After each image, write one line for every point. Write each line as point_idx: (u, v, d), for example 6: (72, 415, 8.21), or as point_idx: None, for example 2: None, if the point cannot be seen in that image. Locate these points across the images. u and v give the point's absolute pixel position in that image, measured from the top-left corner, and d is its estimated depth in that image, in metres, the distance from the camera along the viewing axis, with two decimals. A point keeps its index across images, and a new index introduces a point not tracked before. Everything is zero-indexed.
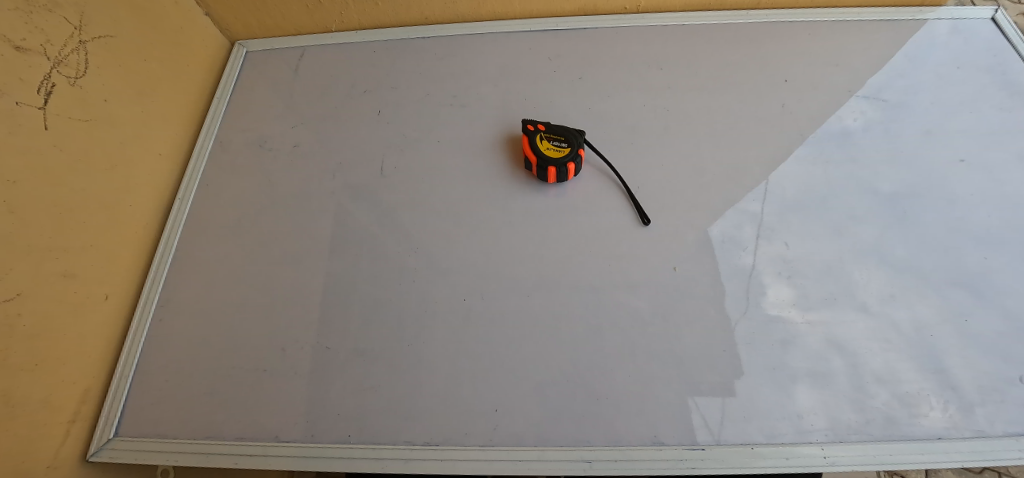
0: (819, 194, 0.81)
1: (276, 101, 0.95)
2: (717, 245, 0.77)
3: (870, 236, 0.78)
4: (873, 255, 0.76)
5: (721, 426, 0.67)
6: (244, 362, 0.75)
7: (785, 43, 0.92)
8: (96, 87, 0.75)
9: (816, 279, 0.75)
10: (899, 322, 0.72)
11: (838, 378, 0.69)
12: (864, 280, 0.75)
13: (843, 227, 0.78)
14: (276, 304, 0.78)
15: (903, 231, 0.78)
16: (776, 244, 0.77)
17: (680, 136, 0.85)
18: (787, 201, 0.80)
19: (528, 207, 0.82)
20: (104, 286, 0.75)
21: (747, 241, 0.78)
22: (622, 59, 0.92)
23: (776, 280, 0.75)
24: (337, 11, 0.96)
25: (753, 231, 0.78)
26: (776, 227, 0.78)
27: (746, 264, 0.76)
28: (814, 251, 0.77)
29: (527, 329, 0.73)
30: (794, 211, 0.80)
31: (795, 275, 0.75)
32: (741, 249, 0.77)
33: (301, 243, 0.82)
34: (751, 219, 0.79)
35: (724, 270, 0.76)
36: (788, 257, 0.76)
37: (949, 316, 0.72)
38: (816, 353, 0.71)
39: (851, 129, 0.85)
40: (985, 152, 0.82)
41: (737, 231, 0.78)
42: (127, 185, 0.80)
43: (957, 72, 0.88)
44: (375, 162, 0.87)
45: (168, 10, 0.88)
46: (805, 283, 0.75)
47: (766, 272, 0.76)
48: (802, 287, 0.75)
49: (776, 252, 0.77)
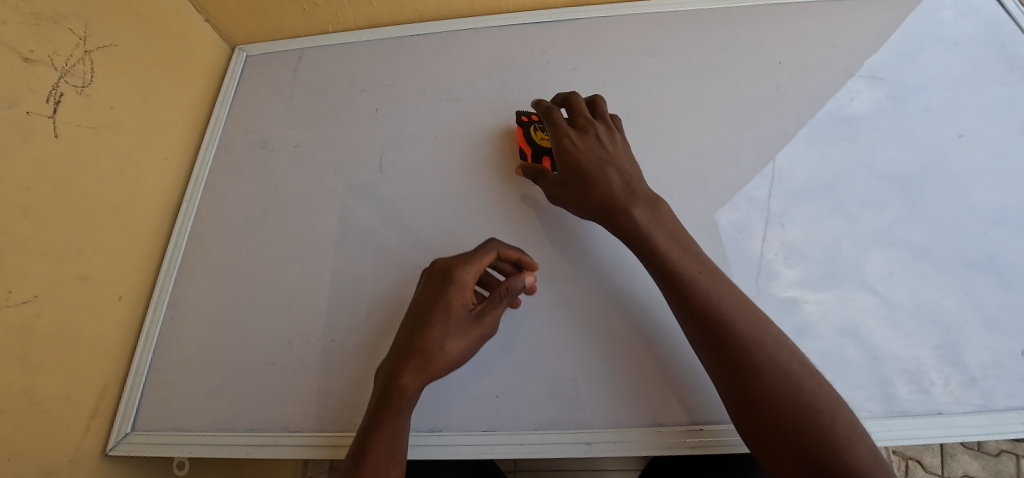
0: (825, 176, 0.80)
1: (276, 103, 0.97)
2: (723, 229, 0.78)
3: (878, 215, 0.77)
4: (881, 234, 0.76)
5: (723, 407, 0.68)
6: (253, 356, 0.77)
7: (779, 25, 0.92)
8: (102, 95, 0.78)
9: (826, 263, 0.75)
10: (906, 299, 0.72)
11: (849, 355, 0.70)
12: (872, 260, 0.75)
13: (850, 206, 0.78)
14: (282, 299, 0.80)
15: (911, 209, 0.77)
16: (784, 231, 0.77)
17: (675, 122, 0.86)
18: (793, 183, 0.80)
19: (526, 197, 0.83)
20: (118, 287, 0.78)
21: (755, 226, 0.78)
22: (615, 49, 0.92)
23: (784, 264, 0.75)
24: (333, 12, 0.98)
25: (759, 214, 0.78)
26: (783, 210, 0.78)
27: (755, 252, 0.76)
28: (821, 232, 0.77)
29: (526, 316, 0.74)
30: (801, 193, 0.79)
31: (803, 257, 0.76)
32: (749, 233, 0.77)
33: (304, 240, 0.84)
34: (757, 203, 0.79)
35: (732, 255, 0.76)
36: (796, 240, 0.77)
37: (958, 291, 0.72)
38: (826, 334, 0.71)
39: (857, 108, 0.85)
40: (985, 127, 0.82)
41: (744, 216, 0.79)
42: (135, 189, 0.82)
43: (956, 47, 0.88)
44: (374, 159, 0.89)
45: (168, 17, 0.90)
46: (814, 265, 0.75)
47: (773, 259, 0.76)
48: (810, 269, 0.75)
49: (784, 237, 0.77)
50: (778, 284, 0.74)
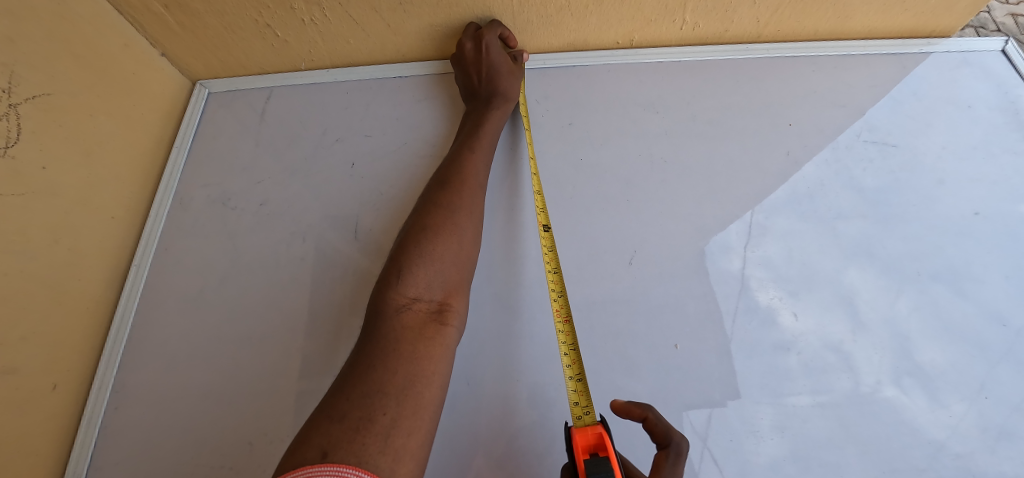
0: (806, 191, 0.79)
1: (241, 153, 0.87)
2: (706, 256, 0.75)
3: (854, 233, 0.77)
4: (862, 256, 0.75)
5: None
6: (206, 457, 0.68)
7: (787, 82, 0.86)
8: (32, 154, 0.68)
9: (799, 288, 0.74)
10: (916, 369, 0.70)
11: (866, 450, 0.66)
12: (850, 283, 0.74)
13: (830, 224, 0.77)
14: (245, 389, 0.71)
15: (932, 288, 0.74)
16: (763, 247, 0.76)
17: (679, 190, 0.79)
18: (767, 200, 0.78)
19: (515, 276, 0.75)
20: (52, 375, 0.68)
21: (733, 245, 0.76)
22: (615, 103, 0.85)
23: (759, 285, 0.73)
24: (305, 50, 0.88)
25: (738, 232, 0.76)
26: (763, 229, 0.77)
27: (733, 272, 0.74)
28: (801, 252, 0.75)
29: (514, 422, 0.68)
30: (779, 210, 0.78)
31: (779, 280, 0.74)
32: (729, 255, 0.75)
33: (268, 320, 0.75)
34: (740, 223, 0.77)
35: (711, 277, 0.74)
36: (773, 260, 0.75)
37: (981, 387, 0.69)
38: (820, 365, 0.70)
39: (866, 172, 0.80)
40: (999, 203, 0.78)
41: (725, 237, 0.76)
42: (73, 259, 0.72)
43: (968, 111, 0.84)
44: (349, 225, 0.80)
45: (115, 55, 0.80)
46: (794, 287, 0.74)
47: (752, 280, 0.74)
48: (789, 292, 0.73)
49: (760, 255, 0.75)
50: (759, 308, 0.72)
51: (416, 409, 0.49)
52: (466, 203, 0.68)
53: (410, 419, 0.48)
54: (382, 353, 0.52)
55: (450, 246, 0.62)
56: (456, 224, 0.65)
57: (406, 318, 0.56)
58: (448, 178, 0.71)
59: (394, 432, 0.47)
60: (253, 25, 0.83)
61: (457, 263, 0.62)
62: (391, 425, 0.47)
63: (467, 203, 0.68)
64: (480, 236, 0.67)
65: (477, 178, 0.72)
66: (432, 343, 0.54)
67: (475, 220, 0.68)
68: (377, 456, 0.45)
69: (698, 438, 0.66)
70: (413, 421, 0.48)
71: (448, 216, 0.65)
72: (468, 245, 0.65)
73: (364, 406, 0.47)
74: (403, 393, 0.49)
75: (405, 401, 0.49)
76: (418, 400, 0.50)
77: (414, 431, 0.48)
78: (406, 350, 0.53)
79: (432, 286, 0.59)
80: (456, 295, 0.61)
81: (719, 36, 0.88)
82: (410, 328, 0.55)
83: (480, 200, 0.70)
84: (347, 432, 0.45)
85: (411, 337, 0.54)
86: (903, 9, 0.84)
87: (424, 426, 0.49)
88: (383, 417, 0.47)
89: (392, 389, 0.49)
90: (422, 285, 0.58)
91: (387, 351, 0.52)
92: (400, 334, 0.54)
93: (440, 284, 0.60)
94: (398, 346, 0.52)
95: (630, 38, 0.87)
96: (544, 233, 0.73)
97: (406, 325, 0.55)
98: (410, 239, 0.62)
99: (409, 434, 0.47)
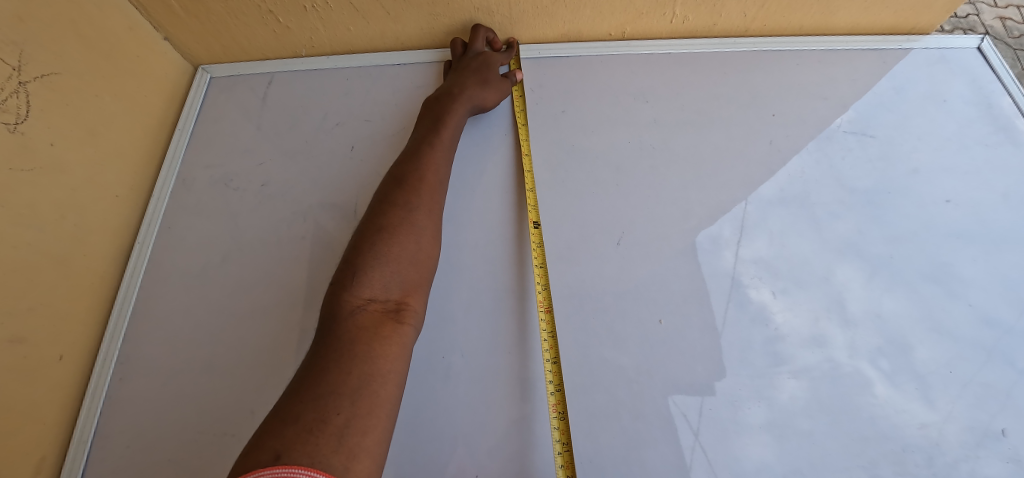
0: (789, 181, 0.82)
1: (243, 136, 0.89)
2: (698, 248, 0.78)
3: (844, 229, 0.80)
4: (847, 249, 0.79)
5: (691, 449, 0.68)
6: (209, 424, 0.71)
7: (772, 74, 0.90)
8: (41, 131, 0.69)
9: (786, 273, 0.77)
10: (885, 346, 0.74)
11: (840, 421, 0.70)
12: (837, 274, 0.77)
13: (821, 221, 0.80)
14: (246, 361, 0.74)
15: (905, 271, 0.77)
16: (753, 243, 0.78)
17: (668, 176, 0.82)
18: (762, 198, 0.81)
19: (509, 256, 0.78)
20: (59, 346, 0.70)
21: (726, 236, 0.79)
22: (607, 92, 0.88)
23: (757, 284, 0.76)
24: (306, 37, 0.90)
25: (733, 231, 0.79)
26: (753, 226, 0.79)
27: (727, 268, 0.77)
28: (789, 245, 0.78)
29: (506, 392, 0.71)
30: (772, 208, 0.81)
31: (770, 274, 0.77)
32: (723, 251, 0.78)
33: (269, 295, 0.78)
34: (733, 219, 0.80)
35: (704, 268, 0.77)
36: (766, 257, 0.78)
37: (948, 363, 0.73)
38: (799, 343, 0.73)
39: (848, 162, 0.84)
40: (971, 192, 0.82)
41: (717, 230, 0.79)
42: (79, 234, 0.74)
43: (944, 105, 0.88)
44: (348, 205, 0.82)
45: (120, 37, 0.82)
46: (777, 270, 0.77)
47: (744, 274, 0.77)
48: (777, 279, 0.77)
49: (754, 252, 0.78)
50: (751, 302, 0.75)
51: (372, 408, 0.50)
52: (422, 205, 0.69)
53: (365, 417, 0.49)
54: (337, 354, 0.53)
55: (406, 248, 0.64)
56: (414, 226, 0.66)
57: (361, 319, 0.56)
58: (407, 181, 0.71)
59: (349, 431, 0.47)
60: (256, 11, 0.85)
61: (413, 265, 0.64)
62: (345, 424, 0.47)
63: (424, 205, 0.69)
64: (438, 236, 0.69)
65: (434, 178, 0.74)
66: (387, 342, 0.55)
67: (433, 221, 0.69)
68: (331, 455, 0.45)
69: (681, 409, 0.70)
70: (369, 419, 0.49)
71: (405, 219, 0.66)
72: (426, 246, 0.66)
73: (318, 407, 0.48)
74: (357, 391, 0.50)
75: (360, 400, 0.50)
76: (374, 399, 0.51)
77: (371, 428, 0.49)
78: (361, 350, 0.53)
79: (388, 287, 0.60)
80: (413, 295, 0.62)
81: (708, 30, 0.91)
82: (366, 328, 0.56)
83: (439, 201, 0.72)
84: (301, 433, 0.46)
85: (366, 337, 0.55)
86: (883, 7, 0.87)
87: (381, 423, 0.50)
88: (337, 417, 0.47)
89: (346, 389, 0.50)
90: (377, 286, 0.59)
91: (342, 352, 0.53)
92: (355, 334, 0.55)
93: (396, 285, 0.61)
94: (354, 347, 0.53)
95: (623, 30, 0.90)
96: (533, 229, 0.78)
97: (361, 326, 0.56)
98: (366, 242, 0.63)
99: (365, 432, 0.48)
